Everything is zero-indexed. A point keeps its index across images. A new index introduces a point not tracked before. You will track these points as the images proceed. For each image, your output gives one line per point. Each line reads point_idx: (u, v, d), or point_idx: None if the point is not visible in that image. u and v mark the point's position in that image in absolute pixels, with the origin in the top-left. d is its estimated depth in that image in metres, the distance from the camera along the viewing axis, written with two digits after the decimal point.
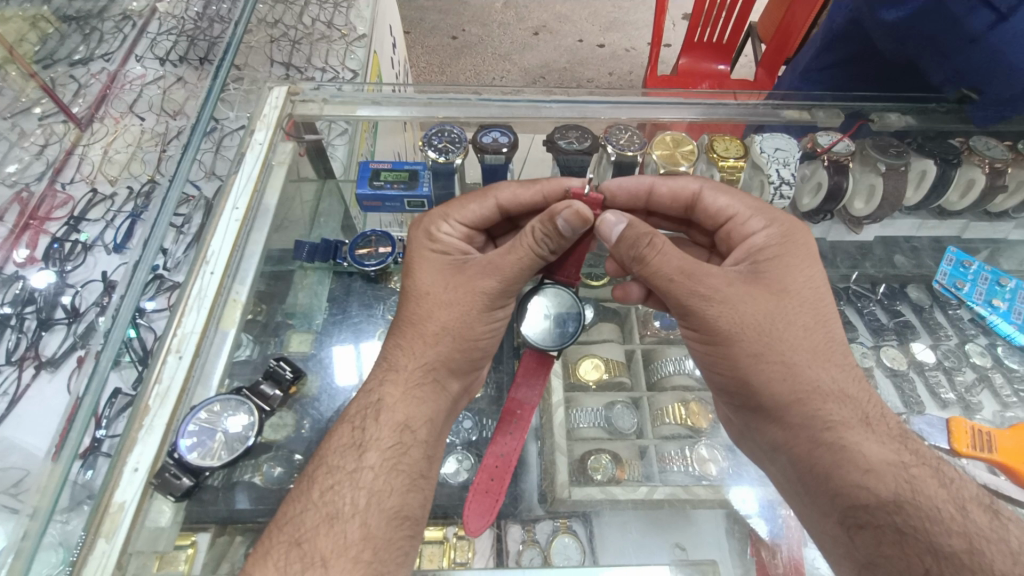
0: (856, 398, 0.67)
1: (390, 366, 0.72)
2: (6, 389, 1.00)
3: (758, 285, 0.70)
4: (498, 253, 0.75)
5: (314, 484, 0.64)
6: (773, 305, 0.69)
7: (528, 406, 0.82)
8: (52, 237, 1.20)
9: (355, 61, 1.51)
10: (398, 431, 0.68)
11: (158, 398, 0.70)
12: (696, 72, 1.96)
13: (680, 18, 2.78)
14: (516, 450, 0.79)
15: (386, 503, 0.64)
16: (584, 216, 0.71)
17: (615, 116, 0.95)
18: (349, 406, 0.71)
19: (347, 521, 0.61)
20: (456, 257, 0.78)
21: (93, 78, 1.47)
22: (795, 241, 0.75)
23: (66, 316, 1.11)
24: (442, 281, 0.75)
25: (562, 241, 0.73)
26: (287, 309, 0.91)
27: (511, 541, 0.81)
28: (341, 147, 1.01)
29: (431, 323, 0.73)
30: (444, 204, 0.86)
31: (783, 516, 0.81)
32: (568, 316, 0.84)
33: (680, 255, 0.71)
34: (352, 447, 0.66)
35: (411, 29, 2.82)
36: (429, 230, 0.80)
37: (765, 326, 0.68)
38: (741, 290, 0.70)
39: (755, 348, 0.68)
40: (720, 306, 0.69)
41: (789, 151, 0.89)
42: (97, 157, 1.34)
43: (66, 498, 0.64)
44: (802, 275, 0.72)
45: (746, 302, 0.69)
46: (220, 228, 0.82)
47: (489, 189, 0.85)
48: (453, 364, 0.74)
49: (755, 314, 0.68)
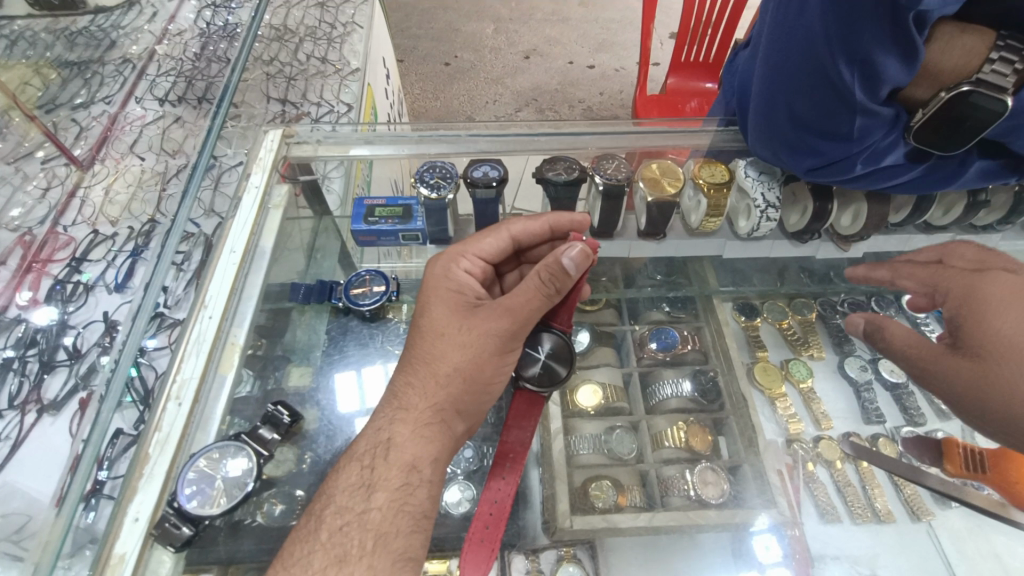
0: None
1: (399, 405, 0.73)
2: (8, 434, 1.00)
3: (961, 356, 0.70)
4: (508, 295, 0.76)
5: (323, 525, 0.65)
6: (980, 373, 0.68)
7: (521, 448, 0.83)
8: (54, 279, 1.22)
9: (350, 94, 1.54)
10: (406, 472, 0.69)
11: (158, 445, 0.70)
12: (685, 91, 2.00)
13: (668, 38, 2.87)
14: (510, 495, 0.80)
15: (391, 545, 0.64)
16: (588, 253, 0.73)
17: (602, 146, 0.97)
18: (356, 444, 0.72)
19: (354, 564, 0.61)
20: (470, 297, 0.80)
21: (94, 120, 1.50)
22: (1007, 287, 0.70)
23: (68, 358, 1.11)
24: (453, 322, 0.76)
25: (566, 280, 0.74)
26: (286, 345, 0.92)
27: (516, 572, 0.83)
28: (337, 179, 1.01)
29: (442, 364, 0.74)
30: (460, 242, 0.89)
31: (789, 536, 0.82)
32: (559, 346, 0.85)
33: (899, 339, 0.79)
34: (360, 487, 0.67)
35: (404, 57, 2.88)
36: (449, 267, 0.83)
37: (978, 390, 0.68)
38: (947, 363, 0.71)
39: (982, 412, 0.69)
40: (932, 379, 0.74)
41: (772, 174, 0.92)
42: (99, 199, 1.36)
43: (69, 544, 0.65)
44: (997, 328, 0.68)
45: (946, 372, 0.71)
46: (219, 270, 0.84)
47: (502, 223, 0.89)
48: (460, 405, 0.75)
49: (970, 383, 0.69)
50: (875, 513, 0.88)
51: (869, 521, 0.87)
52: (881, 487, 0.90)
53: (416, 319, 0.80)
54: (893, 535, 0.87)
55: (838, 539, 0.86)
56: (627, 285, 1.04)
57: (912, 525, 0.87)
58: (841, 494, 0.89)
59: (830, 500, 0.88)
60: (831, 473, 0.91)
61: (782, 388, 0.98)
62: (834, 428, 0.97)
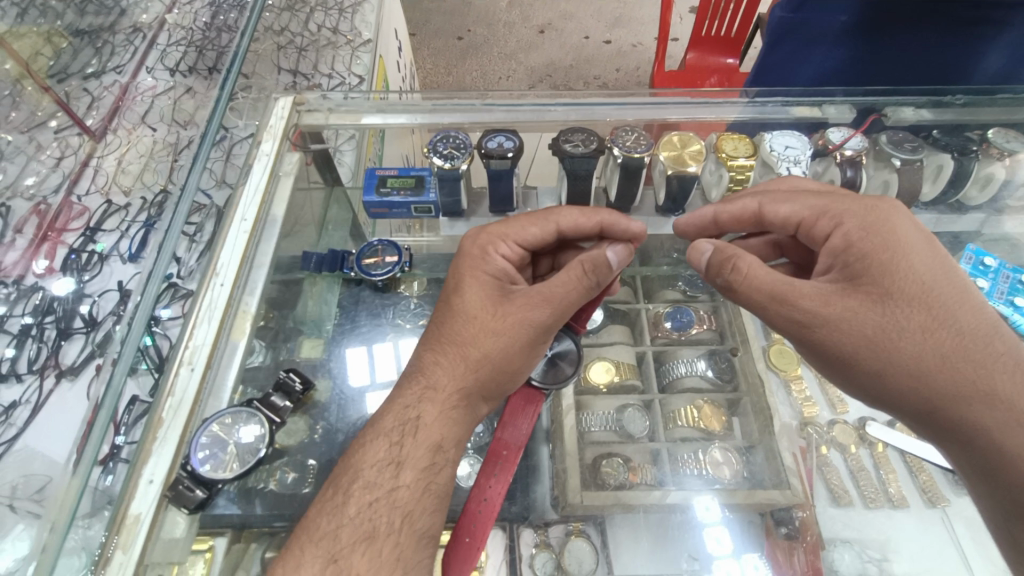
0: (1009, 397, 0.62)
1: (428, 384, 0.72)
2: (29, 397, 1.02)
3: (859, 295, 0.65)
4: (546, 282, 0.74)
5: (350, 499, 0.64)
6: (882, 319, 0.63)
7: (514, 446, 0.80)
8: (70, 247, 1.23)
9: (362, 66, 1.52)
10: (432, 451, 0.69)
11: (171, 409, 0.70)
12: (704, 68, 1.94)
13: (687, 13, 2.79)
14: (501, 494, 0.77)
15: (418, 523, 0.65)
16: (629, 252, 0.76)
17: (621, 117, 0.94)
18: (383, 418, 0.71)
19: (383, 540, 0.62)
20: (505, 282, 0.78)
21: (106, 90, 1.49)
22: (908, 229, 0.67)
23: (85, 325, 1.13)
24: (489, 306, 0.74)
25: (607, 275, 0.75)
26: (297, 317, 0.91)
27: (523, 546, 0.82)
28: (349, 152, 1.02)
29: (475, 348, 0.72)
30: (500, 220, 0.84)
31: (799, 518, 0.81)
32: (569, 351, 0.87)
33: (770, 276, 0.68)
34: (388, 464, 0.67)
35: (416, 31, 2.82)
36: (487, 246, 0.80)
37: (878, 339, 0.63)
38: (844, 305, 0.65)
39: (879, 366, 0.64)
40: (826, 329, 0.65)
41: (800, 150, 0.89)
42: (112, 168, 1.36)
43: (86, 505, 0.65)
44: (903, 270, 0.65)
45: (850, 317, 0.64)
46: (229, 239, 0.83)
47: (549, 214, 0.83)
48: (486, 391, 0.74)
49: (871, 333, 0.64)
50: (889, 498, 0.87)
51: (882, 505, 0.86)
52: (895, 472, 0.89)
53: (448, 295, 0.78)
54: (907, 521, 0.85)
55: (849, 523, 0.85)
56: (643, 263, 1.03)
57: (926, 511, 0.86)
58: (854, 479, 0.88)
59: (842, 483, 0.87)
60: (845, 457, 0.90)
61: (797, 369, 0.96)
62: (851, 412, 0.94)
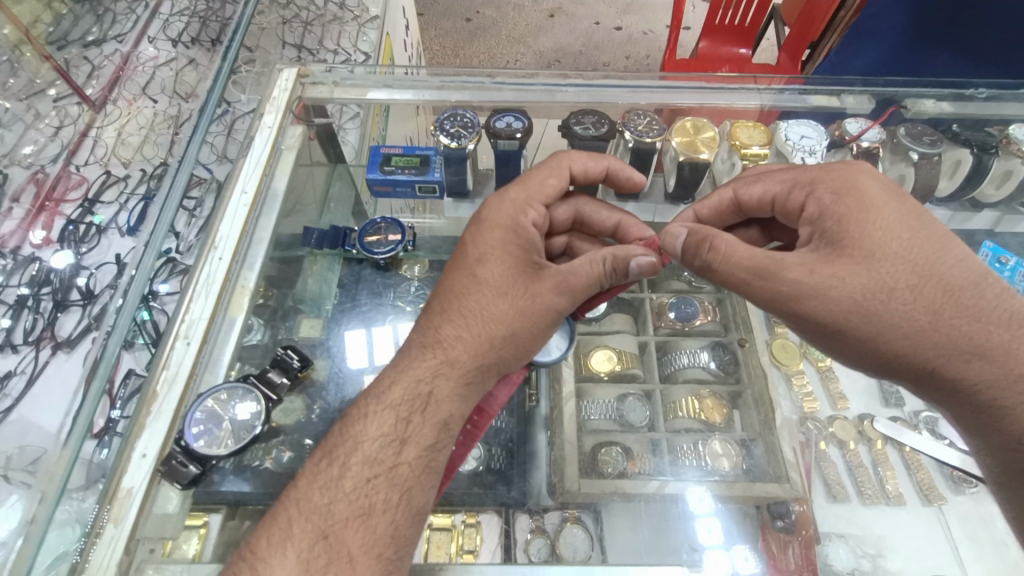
0: (997, 345, 0.61)
1: (445, 358, 0.69)
2: (24, 368, 1.01)
3: (843, 260, 0.62)
4: (574, 271, 0.74)
5: (347, 476, 0.63)
6: (869, 282, 0.61)
7: (486, 413, 0.78)
8: (67, 219, 1.21)
9: (367, 43, 1.48)
10: (438, 430, 0.67)
11: (166, 382, 0.69)
12: (717, 57, 1.90)
13: (701, 1, 2.74)
14: (463, 457, 0.76)
15: (415, 501, 0.65)
16: (654, 268, 0.75)
17: (633, 101, 0.92)
18: (391, 391, 0.68)
19: (379, 518, 0.62)
20: (535, 256, 0.74)
21: (106, 59, 1.45)
22: (881, 188, 0.66)
23: (81, 298, 1.11)
24: (518, 282, 0.72)
25: (623, 278, 0.76)
26: (297, 295, 0.90)
27: (519, 532, 0.79)
28: (353, 131, 1.00)
29: (500, 327, 0.71)
30: (515, 180, 0.81)
31: (795, 513, 0.80)
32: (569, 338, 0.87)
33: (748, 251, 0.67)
34: (392, 440, 0.66)
35: (424, 11, 2.76)
36: (517, 216, 0.76)
37: (868, 304, 0.61)
38: (831, 272, 0.62)
39: (872, 331, 0.61)
40: (816, 300, 0.62)
41: (816, 140, 0.87)
42: (111, 140, 1.34)
43: (79, 478, 0.64)
44: (881, 228, 0.63)
45: (838, 284, 0.61)
46: (228, 213, 0.81)
47: (559, 158, 0.83)
48: (503, 368, 0.73)
49: (861, 298, 0.61)
50: (885, 496, 0.86)
51: (878, 503, 0.86)
52: (893, 469, 0.88)
53: (472, 262, 0.73)
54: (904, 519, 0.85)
55: (845, 518, 0.84)
56: None
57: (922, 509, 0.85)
58: (851, 474, 0.87)
59: (839, 478, 0.87)
60: (843, 453, 0.90)
61: (799, 364, 0.95)
62: (851, 408, 0.93)
